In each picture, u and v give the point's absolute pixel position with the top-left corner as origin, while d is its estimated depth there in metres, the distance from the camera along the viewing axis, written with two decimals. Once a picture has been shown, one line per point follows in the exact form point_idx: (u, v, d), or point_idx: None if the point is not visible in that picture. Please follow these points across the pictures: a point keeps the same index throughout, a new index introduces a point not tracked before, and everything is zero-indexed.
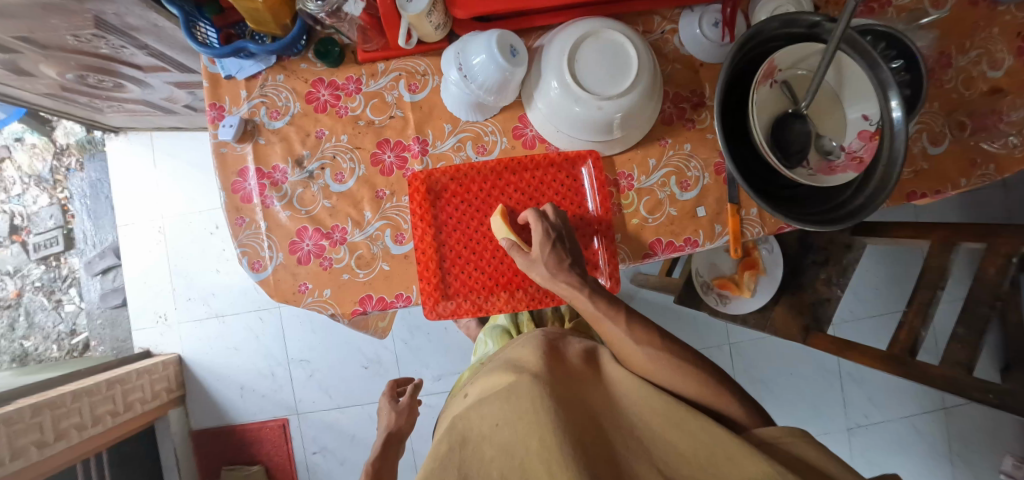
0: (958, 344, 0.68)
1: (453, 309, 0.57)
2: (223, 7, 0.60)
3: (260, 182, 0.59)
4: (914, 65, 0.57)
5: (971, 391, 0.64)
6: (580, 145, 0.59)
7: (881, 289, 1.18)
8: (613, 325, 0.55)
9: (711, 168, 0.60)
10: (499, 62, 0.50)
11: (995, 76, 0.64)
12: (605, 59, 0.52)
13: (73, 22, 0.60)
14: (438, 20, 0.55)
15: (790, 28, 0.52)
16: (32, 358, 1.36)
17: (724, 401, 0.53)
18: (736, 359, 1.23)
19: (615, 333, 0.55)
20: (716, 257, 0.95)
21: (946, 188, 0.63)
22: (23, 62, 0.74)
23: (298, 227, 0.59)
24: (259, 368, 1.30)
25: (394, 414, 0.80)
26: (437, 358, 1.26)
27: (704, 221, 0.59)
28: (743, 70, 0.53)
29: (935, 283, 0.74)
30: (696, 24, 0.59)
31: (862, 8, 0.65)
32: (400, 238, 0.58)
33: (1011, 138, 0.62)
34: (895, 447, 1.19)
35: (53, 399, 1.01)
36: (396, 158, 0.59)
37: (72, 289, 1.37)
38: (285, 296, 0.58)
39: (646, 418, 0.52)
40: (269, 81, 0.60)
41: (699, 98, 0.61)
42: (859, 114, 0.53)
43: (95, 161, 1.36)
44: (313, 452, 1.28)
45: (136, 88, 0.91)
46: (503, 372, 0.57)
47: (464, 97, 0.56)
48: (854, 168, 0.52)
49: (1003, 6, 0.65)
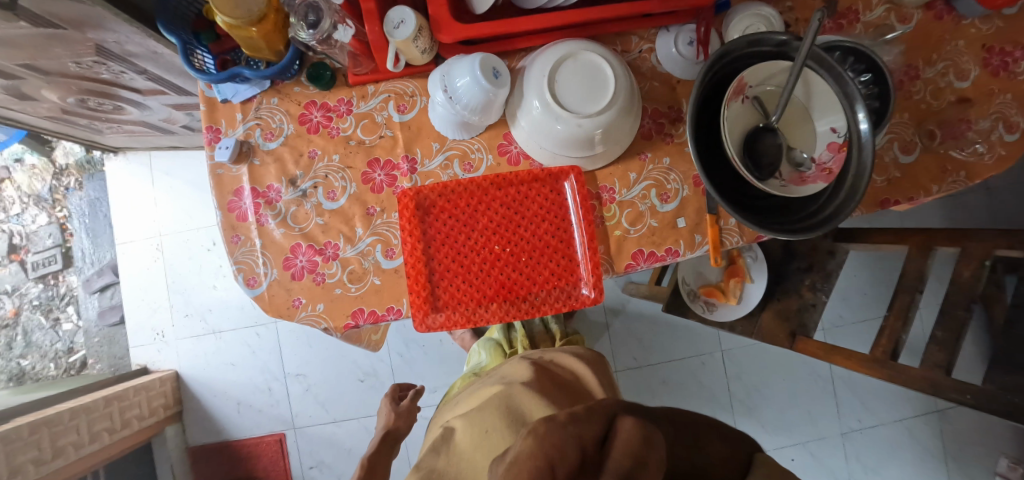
0: (936, 347, 0.70)
1: (442, 321, 0.58)
2: (219, 35, 0.63)
3: (255, 201, 0.61)
4: (881, 78, 0.60)
5: (949, 392, 0.66)
6: (563, 161, 0.61)
7: (869, 293, 1.20)
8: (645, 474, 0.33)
9: (689, 180, 0.62)
10: (482, 84, 0.53)
11: (962, 87, 0.66)
12: (583, 79, 0.54)
13: (76, 50, 0.63)
14: (424, 45, 0.57)
15: (758, 47, 0.55)
16: (30, 376, 1.37)
17: None
18: (729, 366, 1.24)
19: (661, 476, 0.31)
20: (702, 265, 0.97)
21: (919, 194, 0.65)
22: (25, 88, 0.76)
23: (293, 244, 0.61)
24: (256, 383, 1.31)
25: (393, 416, 0.84)
26: (432, 370, 1.27)
27: (685, 231, 0.62)
28: (715, 87, 0.56)
29: (915, 287, 0.76)
30: (672, 43, 0.62)
31: (831, 25, 0.69)
32: (390, 253, 0.60)
33: (979, 146, 0.65)
34: (888, 451, 1.20)
35: (51, 417, 1.02)
36: (386, 176, 0.62)
37: (70, 307, 1.38)
38: (280, 311, 0.59)
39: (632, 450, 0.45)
40: (264, 104, 0.63)
41: (676, 114, 0.63)
42: (828, 127, 0.55)
43: (94, 181, 1.38)
44: (309, 466, 1.28)
45: (135, 110, 0.94)
46: (498, 384, 0.58)
47: (450, 117, 0.58)
48: (824, 178, 0.54)
49: (967, 20, 0.68)
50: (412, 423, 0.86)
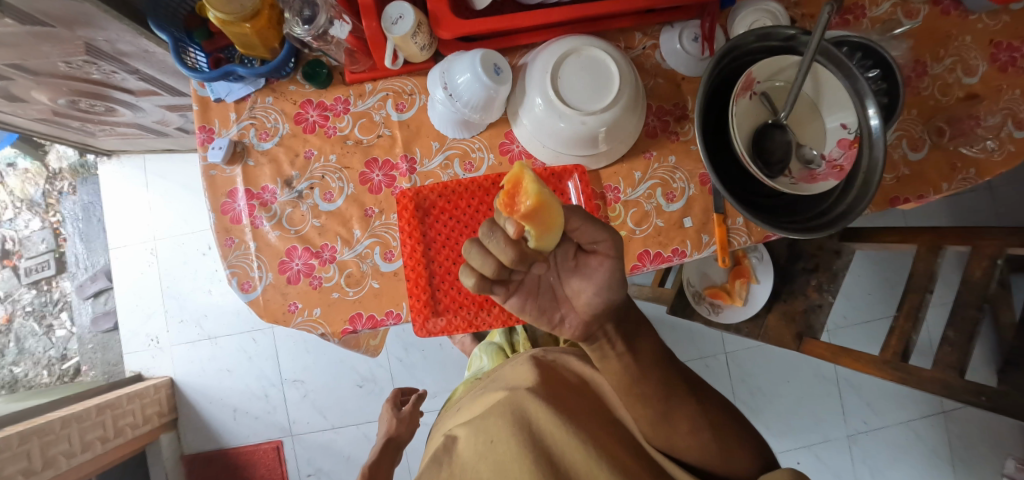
0: (948, 348, 0.68)
1: (443, 325, 0.57)
2: (212, 33, 0.61)
3: (249, 202, 0.60)
4: (889, 74, 0.59)
5: (962, 394, 0.64)
6: (566, 159, 0.59)
7: (873, 294, 1.19)
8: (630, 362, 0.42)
9: (696, 178, 0.61)
10: (483, 81, 0.51)
11: (970, 82, 0.65)
12: (587, 75, 0.53)
13: (65, 49, 0.61)
14: (423, 41, 0.56)
15: (765, 42, 0.54)
16: (21, 384, 1.35)
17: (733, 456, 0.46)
18: (733, 369, 1.23)
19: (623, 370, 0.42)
20: (707, 267, 0.95)
21: (929, 192, 0.64)
22: (15, 89, 0.74)
23: (288, 247, 0.59)
24: (253, 389, 1.29)
25: (395, 421, 0.82)
26: (432, 375, 1.25)
27: (691, 231, 0.60)
28: (721, 84, 0.54)
29: (924, 286, 0.74)
30: (676, 39, 0.61)
31: (837, 21, 0.68)
32: (389, 255, 0.59)
33: (989, 143, 0.63)
34: (894, 453, 1.18)
35: (42, 425, 1.00)
36: (384, 177, 0.60)
37: (63, 313, 1.36)
38: (275, 316, 0.57)
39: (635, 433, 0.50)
40: (258, 103, 0.61)
41: (682, 111, 0.62)
42: (838, 123, 0.54)
43: (88, 185, 1.36)
44: (308, 474, 1.26)
45: (127, 111, 0.92)
46: (502, 390, 0.55)
47: (450, 115, 0.57)
48: (835, 175, 0.52)
49: (975, 15, 0.66)
50: (414, 431, 0.84)
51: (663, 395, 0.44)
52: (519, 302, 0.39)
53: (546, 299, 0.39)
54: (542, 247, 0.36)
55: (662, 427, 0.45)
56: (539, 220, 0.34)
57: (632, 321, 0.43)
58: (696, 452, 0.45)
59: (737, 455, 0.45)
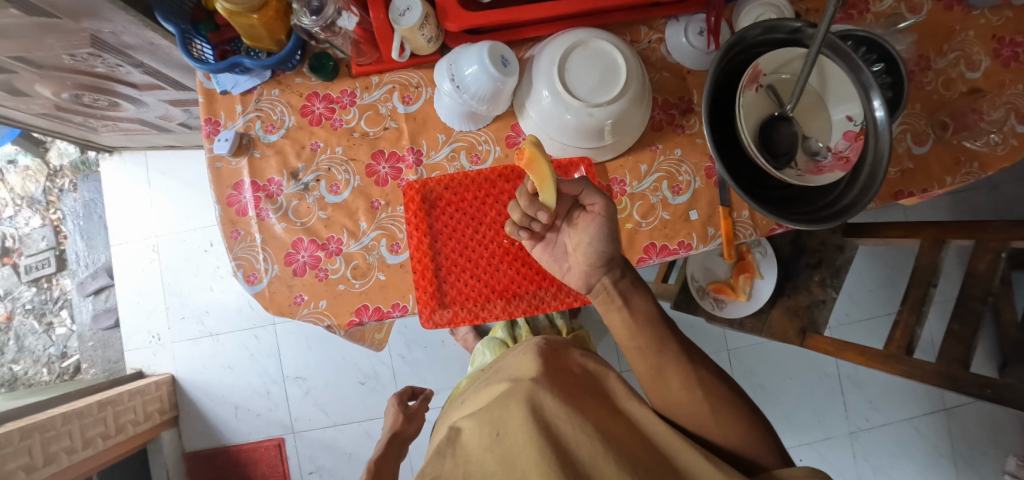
0: (953, 341, 0.68)
1: (449, 317, 0.57)
2: (218, 25, 0.61)
3: (255, 194, 0.60)
4: (894, 67, 0.59)
5: (968, 387, 0.64)
6: (573, 152, 0.59)
7: (876, 291, 1.19)
8: (626, 315, 0.49)
9: (701, 172, 0.61)
10: (491, 73, 0.51)
11: (973, 77, 0.65)
12: (594, 67, 0.53)
13: (70, 41, 0.61)
14: (430, 33, 0.56)
15: (771, 35, 0.54)
16: (21, 382, 1.34)
17: (728, 428, 0.47)
18: (735, 366, 1.23)
19: (622, 322, 0.49)
20: (711, 262, 0.95)
21: (932, 186, 0.64)
22: (18, 83, 0.74)
23: (294, 239, 0.59)
24: (254, 386, 1.28)
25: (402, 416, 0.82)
26: (435, 372, 1.25)
27: (697, 224, 0.60)
28: (728, 76, 0.54)
29: (928, 280, 0.75)
30: (682, 33, 0.61)
31: (841, 15, 0.68)
32: (395, 247, 0.58)
33: (993, 136, 0.64)
34: (896, 450, 1.18)
35: (42, 422, 0.99)
36: (390, 169, 0.60)
37: (64, 311, 1.35)
38: (280, 308, 0.57)
39: (639, 413, 0.50)
40: (265, 95, 0.61)
41: (687, 105, 0.62)
42: (844, 115, 0.54)
43: (89, 182, 1.36)
44: (309, 472, 1.25)
45: (131, 106, 0.92)
46: (504, 381, 0.55)
47: (456, 107, 0.57)
48: (841, 167, 0.53)
49: (978, 10, 0.66)
50: (418, 427, 0.84)
51: (656, 349, 0.49)
52: (540, 252, 0.52)
53: (558, 250, 0.51)
54: (547, 199, 0.45)
55: (657, 382, 0.49)
56: (536, 172, 0.45)
57: (631, 279, 0.50)
58: (689, 410, 0.48)
59: (730, 422, 0.48)
